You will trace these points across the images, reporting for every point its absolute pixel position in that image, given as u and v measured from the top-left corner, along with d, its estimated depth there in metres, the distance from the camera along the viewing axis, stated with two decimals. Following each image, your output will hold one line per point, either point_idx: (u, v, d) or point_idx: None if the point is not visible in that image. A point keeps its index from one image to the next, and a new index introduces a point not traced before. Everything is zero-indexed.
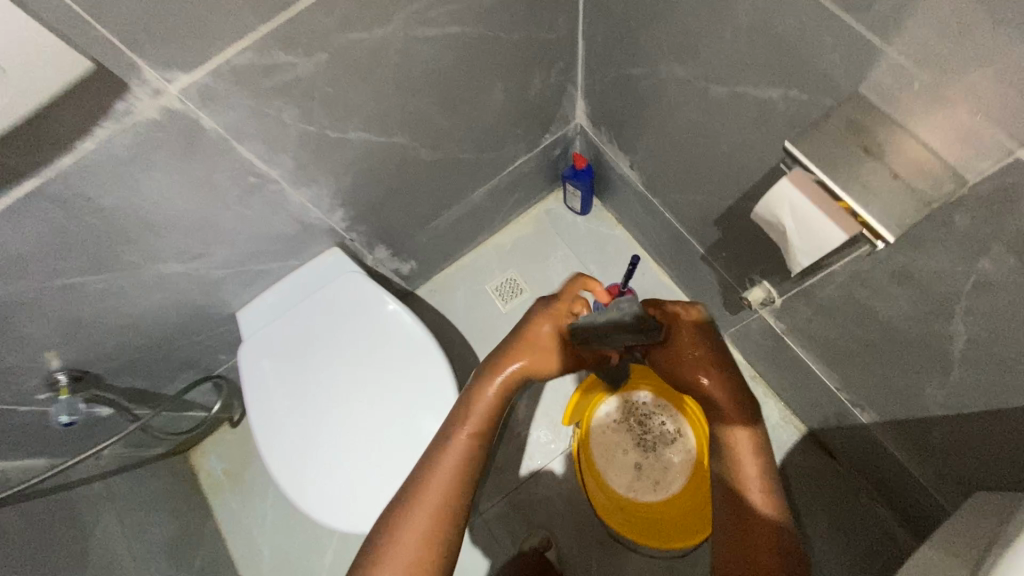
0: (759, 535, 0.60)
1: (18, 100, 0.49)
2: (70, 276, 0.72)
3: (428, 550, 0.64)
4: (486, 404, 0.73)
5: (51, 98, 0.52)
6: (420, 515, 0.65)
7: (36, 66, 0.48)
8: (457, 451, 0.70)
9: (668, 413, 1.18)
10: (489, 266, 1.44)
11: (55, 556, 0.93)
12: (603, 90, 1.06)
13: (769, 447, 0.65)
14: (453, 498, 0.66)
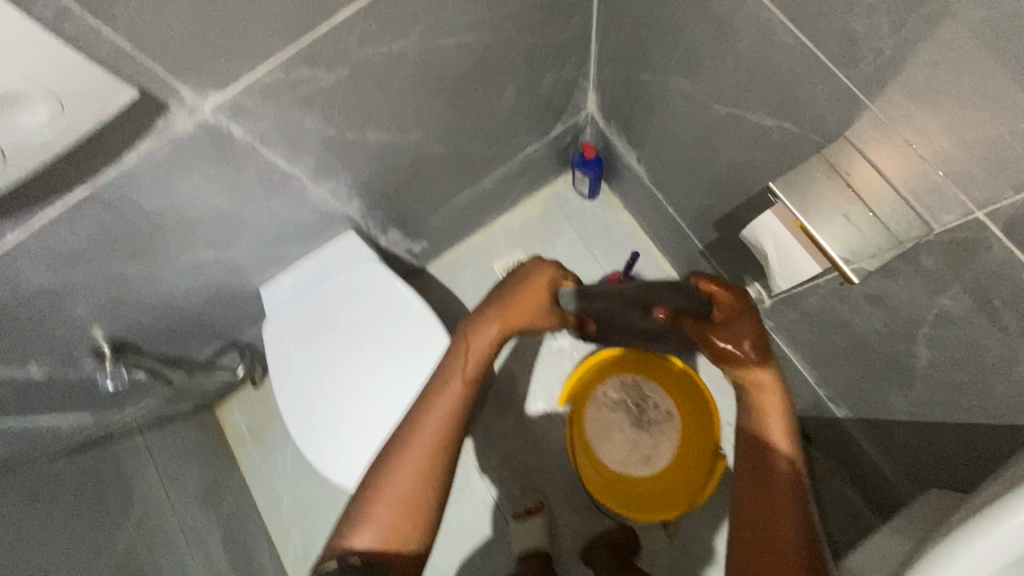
0: (781, 486, 0.66)
1: (76, 127, 0.55)
2: (114, 264, 0.80)
3: (421, 484, 0.73)
4: (475, 355, 0.80)
5: (103, 122, 0.57)
6: (415, 457, 0.74)
7: (92, 97, 0.53)
8: (449, 401, 0.77)
9: (660, 396, 1.26)
10: (497, 246, 1.49)
11: (104, 501, 1.06)
12: (613, 86, 1.08)
13: (793, 409, 0.71)
14: (445, 443, 0.75)
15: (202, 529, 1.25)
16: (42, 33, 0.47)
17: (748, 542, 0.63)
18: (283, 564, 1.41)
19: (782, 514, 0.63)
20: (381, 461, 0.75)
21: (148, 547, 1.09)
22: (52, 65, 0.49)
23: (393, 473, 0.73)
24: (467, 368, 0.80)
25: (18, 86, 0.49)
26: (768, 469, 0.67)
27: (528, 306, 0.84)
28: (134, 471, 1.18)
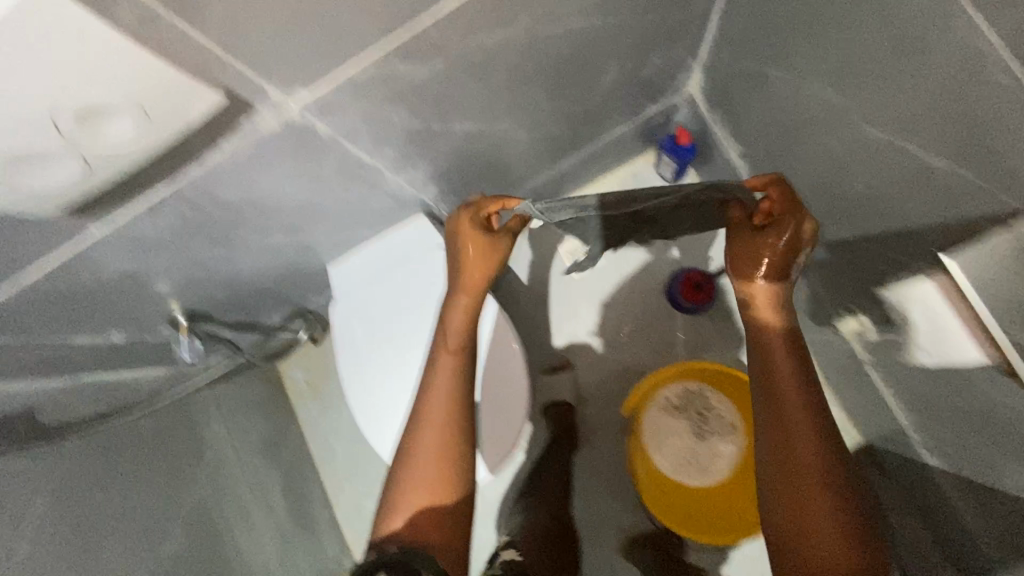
0: (789, 394, 0.71)
1: (158, 137, 0.50)
2: (192, 250, 0.78)
3: (444, 454, 0.78)
4: (455, 329, 0.88)
5: (186, 130, 0.52)
6: (432, 432, 0.79)
7: (178, 106, 0.48)
8: (448, 376, 0.83)
9: (726, 407, 1.21)
10: (567, 227, 1.42)
11: (177, 455, 1.12)
12: (728, 73, 0.95)
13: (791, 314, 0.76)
14: (456, 413, 0.80)
15: (265, 480, 1.32)
16: (125, 41, 0.41)
17: (782, 465, 0.68)
18: (334, 513, 1.49)
19: (804, 429, 0.69)
20: (398, 455, 0.79)
21: (218, 498, 1.16)
22: (137, 77, 0.44)
23: (414, 458, 0.78)
24: (451, 340, 0.87)
25: (101, 97, 0.44)
26: (788, 388, 0.71)
27: (487, 261, 0.87)
28: (204, 425, 1.23)
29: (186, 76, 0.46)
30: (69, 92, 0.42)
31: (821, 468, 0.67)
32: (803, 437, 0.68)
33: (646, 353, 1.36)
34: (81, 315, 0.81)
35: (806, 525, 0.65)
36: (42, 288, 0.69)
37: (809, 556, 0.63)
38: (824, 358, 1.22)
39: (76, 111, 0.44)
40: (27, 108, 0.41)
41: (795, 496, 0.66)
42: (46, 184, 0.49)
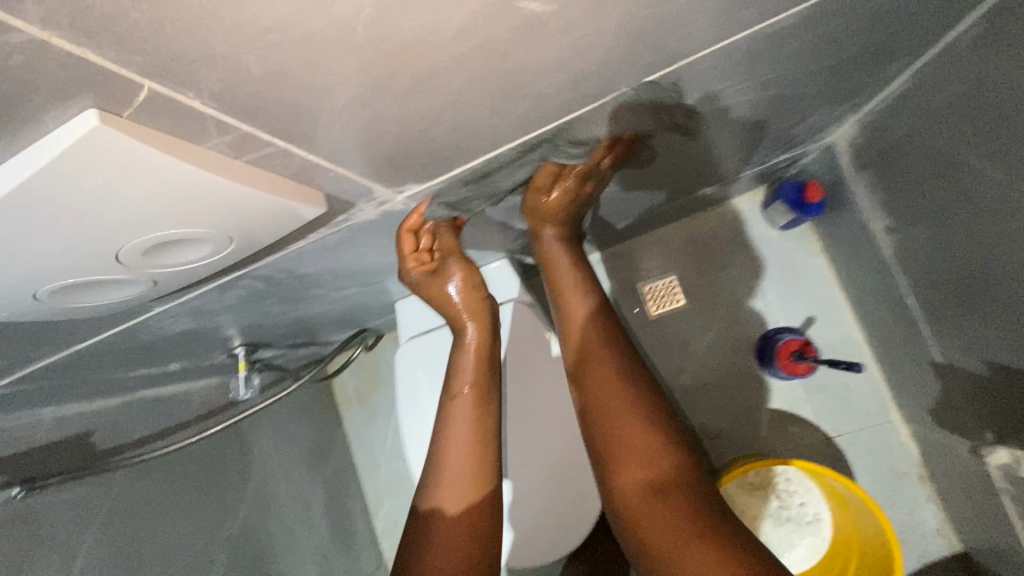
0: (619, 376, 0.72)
1: (235, 250, 0.40)
2: (259, 308, 0.69)
3: (471, 521, 0.71)
4: (472, 368, 0.81)
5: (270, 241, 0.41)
6: (453, 498, 0.72)
7: (262, 224, 0.38)
8: (464, 422, 0.77)
9: (808, 494, 1.09)
10: (652, 262, 1.29)
11: (224, 474, 1.08)
12: (905, 138, 0.77)
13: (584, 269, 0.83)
14: (475, 467, 0.74)
15: (309, 493, 1.29)
16: (206, 173, 0.31)
17: (587, 391, 0.73)
18: (374, 526, 1.46)
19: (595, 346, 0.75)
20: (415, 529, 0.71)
21: (263, 517, 1.14)
22: (212, 204, 0.33)
23: (436, 528, 0.70)
24: (465, 378, 0.80)
25: (185, 230, 0.35)
26: (578, 314, 0.79)
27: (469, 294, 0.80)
28: (253, 438, 1.19)
29: (277, 195, 0.36)
30: (132, 226, 0.33)
31: (619, 375, 0.72)
32: (597, 354, 0.74)
33: (725, 415, 1.22)
34: (140, 358, 0.75)
35: (611, 432, 0.68)
36: (100, 348, 0.62)
37: (616, 461, 0.67)
38: (935, 457, 1.06)
39: (134, 241, 0.34)
40: (76, 245, 0.32)
41: (602, 410, 0.70)
42: (100, 295, 0.40)
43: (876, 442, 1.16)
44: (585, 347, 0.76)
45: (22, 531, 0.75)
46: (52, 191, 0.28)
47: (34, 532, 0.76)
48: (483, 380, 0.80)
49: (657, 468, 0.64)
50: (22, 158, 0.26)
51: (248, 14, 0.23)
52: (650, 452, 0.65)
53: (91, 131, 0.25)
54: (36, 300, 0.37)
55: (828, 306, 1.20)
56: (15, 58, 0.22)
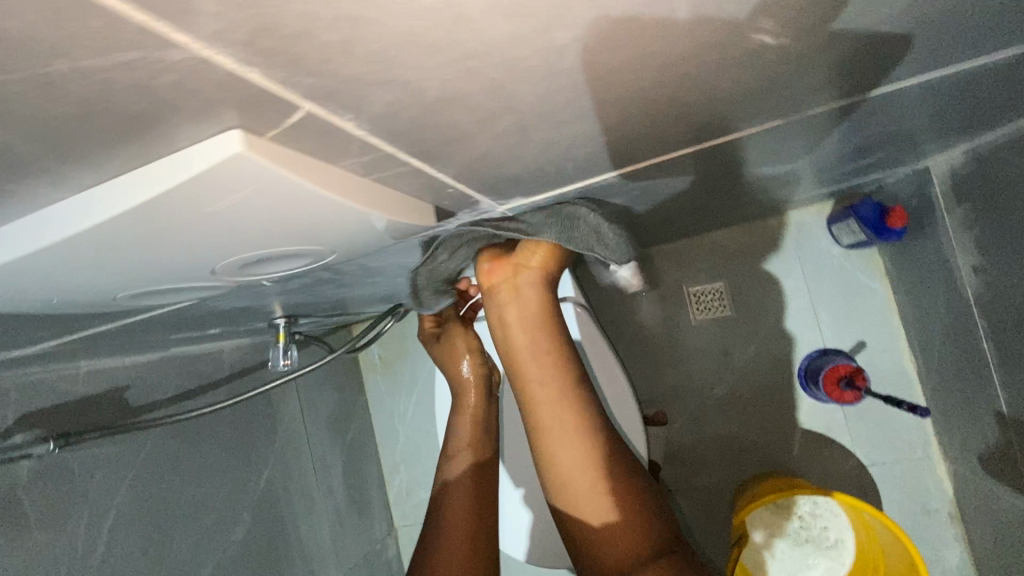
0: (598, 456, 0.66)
1: (324, 250, 0.41)
2: (315, 291, 0.66)
3: (472, 526, 0.77)
4: (468, 429, 0.87)
5: (361, 242, 0.41)
6: (460, 493, 0.80)
7: (354, 232, 0.39)
8: (465, 464, 0.83)
9: (833, 518, 1.04)
10: (700, 266, 1.24)
11: (252, 435, 1.08)
12: (1017, 176, 0.71)
13: (550, 326, 0.70)
14: (479, 494, 0.80)
15: (329, 458, 1.29)
16: (322, 190, 0.31)
17: (563, 480, 0.66)
18: (387, 494, 1.47)
19: (567, 430, 0.66)
20: (427, 536, 0.77)
21: (285, 479, 1.14)
22: (317, 215, 0.34)
23: (444, 531, 0.76)
24: (462, 437, 0.86)
25: (292, 246, 0.38)
26: (540, 386, 0.68)
27: (455, 354, 0.90)
28: (280, 400, 1.18)
29: (380, 209, 0.36)
30: (242, 237, 0.35)
31: (595, 454, 0.66)
32: (568, 438, 0.66)
33: (754, 428, 1.20)
34: (186, 325, 0.72)
35: (593, 510, 0.65)
36: (154, 319, 0.60)
37: (603, 546, 0.64)
38: (971, 499, 1.03)
39: (239, 237, 0.35)
40: (182, 238, 0.33)
41: (580, 484, 0.65)
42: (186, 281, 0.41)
43: (910, 475, 1.13)
44: (549, 424, 0.67)
45: (61, 484, 0.75)
46: (180, 208, 0.29)
47: (69, 485, 0.75)
48: (481, 440, 0.86)
49: (639, 545, 0.62)
50: (158, 174, 0.28)
51: (459, 40, 0.23)
52: (635, 526, 0.63)
53: (234, 155, 0.26)
54: (130, 276, 0.37)
55: (881, 332, 1.15)
56: (176, 61, 0.21)
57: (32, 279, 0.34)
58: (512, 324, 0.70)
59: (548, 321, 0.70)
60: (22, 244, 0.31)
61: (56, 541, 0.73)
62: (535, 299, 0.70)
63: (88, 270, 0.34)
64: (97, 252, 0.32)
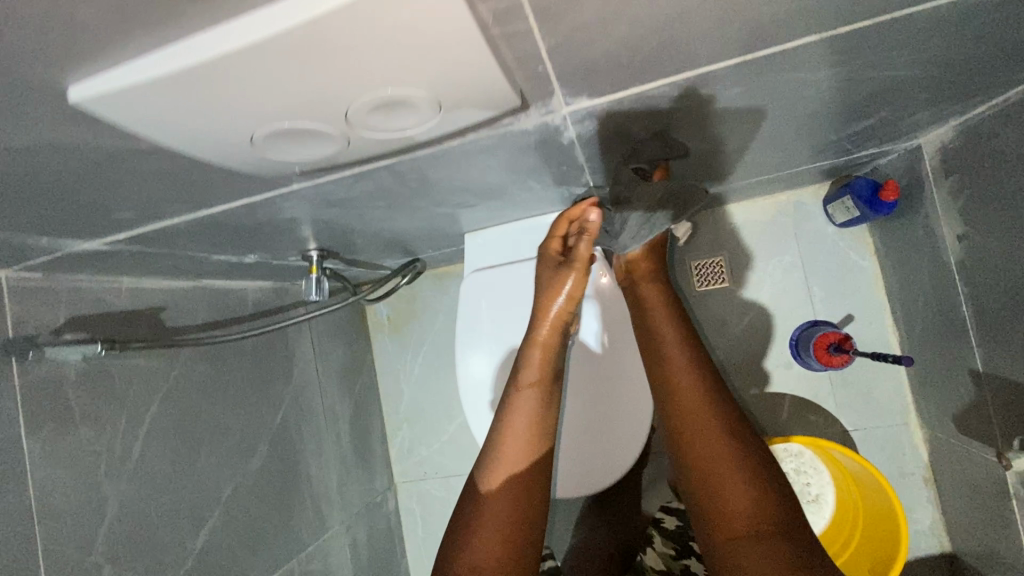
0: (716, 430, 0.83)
1: (448, 119, 0.44)
2: (365, 209, 0.72)
3: (529, 479, 0.84)
4: (535, 367, 0.89)
5: (469, 116, 0.45)
6: (517, 433, 0.85)
7: (475, 98, 0.42)
8: (528, 412, 0.87)
9: (817, 476, 1.12)
10: (704, 240, 1.31)
11: (270, 372, 1.12)
12: (1003, 147, 0.78)
13: (677, 323, 0.93)
14: (534, 443, 0.86)
15: (338, 407, 1.33)
16: (469, 35, 0.34)
17: (685, 432, 0.85)
18: (389, 450, 1.51)
19: (693, 402, 0.86)
20: (483, 469, 0.85)
21: (299, 419, 1.18)
22: (456, 64, 0.37)
23: (500, 478, 0.83)
24: (530, 374, 0.89)
25: (416, 105, 0.41)
26: (673, 362, 0.90)
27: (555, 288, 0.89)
28: (296, 345, 1.22)
29: (500, 74, 0.40)
30: (383, 79, 0.37)
31: (715, 426, 0.83)
32: (691, 402, 0.86)
33: (748, 394, 1.27)
34: (233, 240, 0.77)
35: (711, 474, 0.80)
36: (217, 218, 0.64)
37: (719, 507, 0.79)
38: (945, 461, 1.12)
39: (383, 81, 0.37)
40: (331, 73, 0.36)
41: (699, 447, 0.82)
42: (312, 145, 0.45)
43: (889, 441, 1.21)
44: (676, 392, 0.87)
45: (101, 389, 0.78)
46: (347, 22, 0.32)
47: (109, 391, 0.79)
48: (547, 384, 0.89)
49: (751, 509, 0.77)
50: None
51: None
52: (745, 491, 0.78)
53: None
54: (268, 126, 0.41)
55: (868, 307, 1.23)
56: None
57: (175, 98, 0.36)
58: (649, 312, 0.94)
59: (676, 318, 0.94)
60: (189, 64, 0.33)
61: (96, 439, 0.76)
62: (665, 302, 0.94)
63: (218, 108, 0.38)
64: (249, 76, 0.35)
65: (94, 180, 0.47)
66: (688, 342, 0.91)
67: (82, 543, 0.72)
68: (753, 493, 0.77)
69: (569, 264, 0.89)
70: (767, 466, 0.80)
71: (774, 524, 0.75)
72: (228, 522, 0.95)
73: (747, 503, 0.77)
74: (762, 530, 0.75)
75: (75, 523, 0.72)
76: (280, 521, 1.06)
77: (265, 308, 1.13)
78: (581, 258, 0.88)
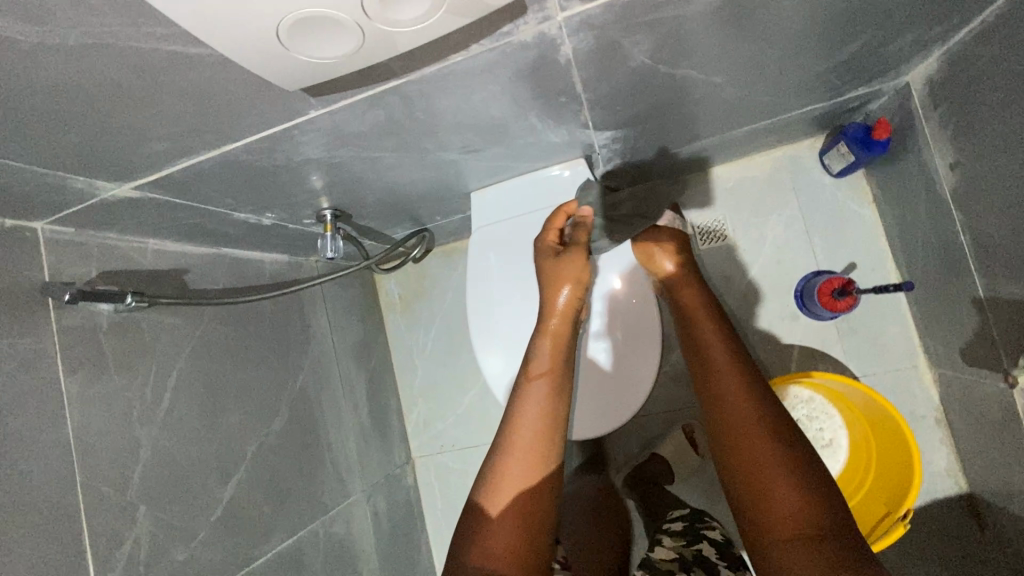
0: (761, 432, 0.76)
1: (454, 17, 0.47)
2: (376, 151, 0.76)
3: (540, 471, 0.80)
4: (547, 357, 0.89)
5: (474, 17, 0.48)
6: (528, 426, 0.82)
7: None
8: (539, 399, 0.85)
9: (829, 420, 1.13)
10: (703, 199, 1.34)
11: (289, 339, 1.16)
12: (985, 67, 0.81)
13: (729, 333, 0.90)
14: (546, 432, 0.82)
15: (355, 380, 1.36)
16: None
17: (727, 430, 0.78)
18: (406, 426, 1.53)
19: (738, 404, 0.79)
20: (491, 460, 0.82)
21: (318, 386, 1.21)
22: None
23: (507, 470, 0.79)
24: (541, 364, 0.88)
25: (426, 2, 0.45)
26: (718, 366, 0.85)
27: (557, 275, 0.92)
28: (312, 315, 1.26)
29: None
30: None
31: (757, 426, 0.76)
32: (734, 403, 0.80)
33: (757, 347, 1.29)
34: (253, 191, 0.81)
35: (756, 477, 0.72)
36: (239, 158, 0.68)
37: (767, 512, 0.70)
38: (956, 399, 1.13)
39: None
40: None
41: (743, 449, 0.75)
42: (328, 49, 0.48)
43: (899, 384, 1.22)
44: (719, 397, 0.82)
45: (129, 339, 0.81)
46: None
47: (138, 341, 0.82)
48: (558, 373, 0.88)
49: (804, 516, 0.68)
50: None
51: None
52: (792, 496, 0.69)
53: None
54: (290, 24, 0.44)
55: (869, 253, 1.25)
56: None
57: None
58: (698, 325, 0.92)
59: (727, 330, 0.90)
60: None
61: (128, 385, 0.80)
62: (716, 315, 0.93)
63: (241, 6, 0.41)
64: None
65: (130, 98, 0.51)
66: (739, 352, 0.86)
67: (118, 482, 0.76)
68: (805, 499, 0.69)
69: (570, 253, 0.93)
70: (817, 469, 0.72)
71: (824, 532, 0.66)
72: (255, 477, 0.98)
73: (797, 509, 0.68)
74: (811, 537, 0.66)
75: (112, 461, 0.75)
76: (303, 481, 1.09)
77: (281, 278, 1.17)
78: (580, 243, 0.94)
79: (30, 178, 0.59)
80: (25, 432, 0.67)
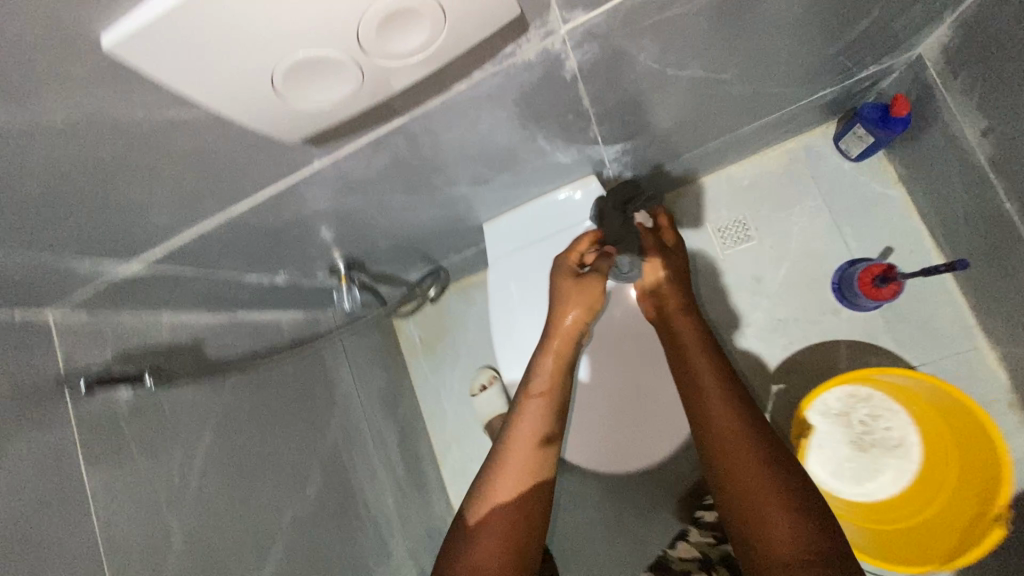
0: (762, 468, 0.69)
1: (453, 44, 0.45)
2: (383, 194, 0.73)
3: (531, 493, 0.74)
4: (544, 378, 0.83)
5: (475, 41, 0.46)
6: (522, 448, 0.77)
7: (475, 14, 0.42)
8: (535, 419, 0.80)
9: (896, 418, 1.06)
10: (720, 200, 1.29)
11: (315, 398, 1.12)
12: (1007, 25, 0.77)
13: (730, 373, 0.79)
14: (539, 453, 0.77)
15: (385, 431, 1.31)
16: None
17: (717, 450, 0.73)
18: (442, 473, 1.47)
19: (739, 439, 0.72)
20: (483, 473, 0.76)
21: (348, 444, 1.16)
22: None
23: (497, 487, 0.74)
24: (540, 383, 0.83)
25: (424, 36, 0.43)
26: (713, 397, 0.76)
27: (567, 294, 0.86)
28: (336, 370, 1.22)
29: None
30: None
31: (759, 460, 0.70)
32: (735, 439, 0.72)
33: (801, 347, 1.21)
34: (262, 252, 0.78)
35: (754, 513, 0.67)
36: (246, 219, 0.66)
37: (762, 544, 0.65)
38: None
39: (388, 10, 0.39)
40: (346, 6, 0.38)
41: (741, 484, 0.69)
42: (326, 95, 0.46)
43: (961, 369, 1.14)
44: (722, 431, 0.74)
45: (151, 420, 0.78)
46: None
47: (160, 421, 0.79)
48: (554, 394, 0.83)
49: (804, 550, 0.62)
50: None
51: None
52: (794, 532, 0.64)
53: None
54: (285, 75, 0.42)
55: (905, 235, 1.19)
56: None
57: (194, 33, 0.36)
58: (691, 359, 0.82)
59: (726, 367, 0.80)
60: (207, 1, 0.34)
61: (154, 469, 0.76)
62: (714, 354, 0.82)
63: (234, 62, 0.39)
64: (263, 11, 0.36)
65: (129, 170, 0.49)
66: (744, 392, 0.77)
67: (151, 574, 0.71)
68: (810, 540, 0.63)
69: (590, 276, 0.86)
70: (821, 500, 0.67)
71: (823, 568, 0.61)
72: (292, 549, 0.93)
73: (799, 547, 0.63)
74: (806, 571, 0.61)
75: (143, 553, 0.71)
76: (342, 547, 1.03)
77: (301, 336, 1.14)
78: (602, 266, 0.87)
79: (36, 267, 0.57)
80: (51, 533, 0.63)
